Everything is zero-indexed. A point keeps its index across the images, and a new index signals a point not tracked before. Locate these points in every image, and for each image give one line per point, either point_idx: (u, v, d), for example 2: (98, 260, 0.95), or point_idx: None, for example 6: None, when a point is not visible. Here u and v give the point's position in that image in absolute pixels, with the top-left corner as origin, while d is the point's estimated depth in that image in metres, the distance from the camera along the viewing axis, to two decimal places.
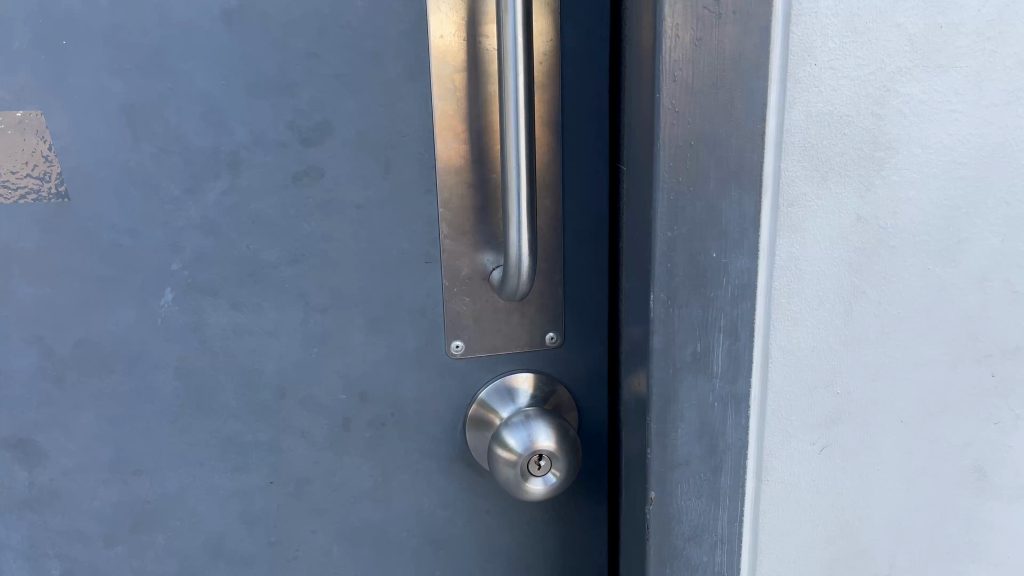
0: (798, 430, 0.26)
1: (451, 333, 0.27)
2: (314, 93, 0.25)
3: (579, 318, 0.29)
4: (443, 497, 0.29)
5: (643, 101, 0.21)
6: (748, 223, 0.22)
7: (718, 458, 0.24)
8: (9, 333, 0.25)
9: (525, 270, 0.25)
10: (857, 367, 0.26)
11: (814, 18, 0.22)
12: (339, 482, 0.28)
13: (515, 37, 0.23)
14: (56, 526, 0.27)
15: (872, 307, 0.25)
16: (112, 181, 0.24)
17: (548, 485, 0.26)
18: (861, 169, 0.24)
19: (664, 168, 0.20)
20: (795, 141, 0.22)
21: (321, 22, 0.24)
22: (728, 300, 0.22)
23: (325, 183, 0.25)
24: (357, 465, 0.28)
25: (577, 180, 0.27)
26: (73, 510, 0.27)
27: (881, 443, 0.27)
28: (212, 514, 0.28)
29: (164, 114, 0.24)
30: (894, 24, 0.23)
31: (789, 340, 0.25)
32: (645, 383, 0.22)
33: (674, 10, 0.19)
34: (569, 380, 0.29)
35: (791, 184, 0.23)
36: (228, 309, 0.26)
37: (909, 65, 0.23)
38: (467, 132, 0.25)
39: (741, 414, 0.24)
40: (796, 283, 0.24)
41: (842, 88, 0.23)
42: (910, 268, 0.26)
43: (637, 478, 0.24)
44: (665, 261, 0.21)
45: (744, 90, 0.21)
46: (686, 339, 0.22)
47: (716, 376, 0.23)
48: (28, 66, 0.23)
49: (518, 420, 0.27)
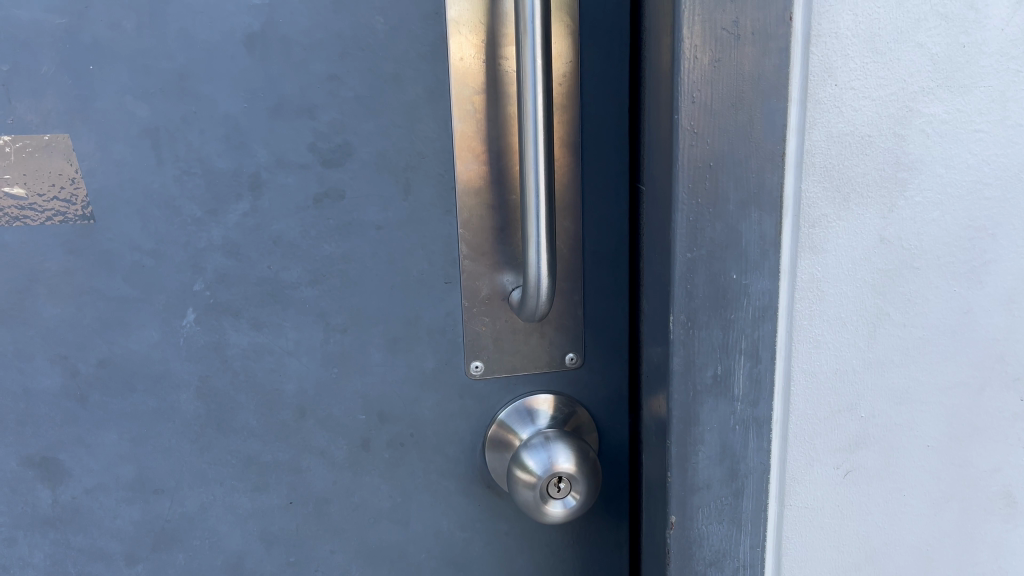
0: (823, 454, 0.25)
1: (470, 354, 0.27)
2: (335, 115, 0.25)
3: (598, 339, 0.28)
4: (462, 518, 0.29)
5: (662, 122, 0.21)
6: (769, 245, 0.22)
7: (739, 482, 0.23)
8: (34, 353, 0.26)
9: (544, 290, 0.24)
10: (881, 390, 0.26)
11: (835, 38, 0.22)
12: (358, 503, 0.28)
13: (534, 59, 0.23)
14: (78, 544, 0.28)
15: (896, 329, 0.25)
16: (136, 203, 0.25)
17: (567, 508, 0.26)
18: (884, 189, 0.23)
19: (683, 189, 0.20)
20: (815, 161, 0.22)
21: (342, 44, 0.24)
22: (748, 322, 0.22)
23: (345, 204, 0.26)
24: (376, 486, 0.28)
25: (597, 200, 0.27)
26: (94, 529, 0.27)
27: (908, 468, 0.27)
28: (232, 533, 0.28)
29: (188, 136, 0.24)
30: (916, 43, 0.23)
31: (811, 363, 0.24)
32: (665, 405, 0.22)
33: (692, 32, 0.19)
34: (589, 401, 0.29)
35: (812, 205, 0.23)
36: (249, 329, 0.26)
37: (932, 84, 0.23)
38: (486, 153, 0.25)
39: (763, 437, 0.23)
40: (818, 305, 0.24)
41: (864, 109, 0.23)
42: (935, 289, 0.25)
43: (657, 502, 0.23)
44: (685, 282, 0.21)
45: (764, 111, 0.21)
46: (707, 362, 0.22)
47: (737, 399, 0.23)
48: (55, 90, 0.24)
49: (537, 441, 0.27)
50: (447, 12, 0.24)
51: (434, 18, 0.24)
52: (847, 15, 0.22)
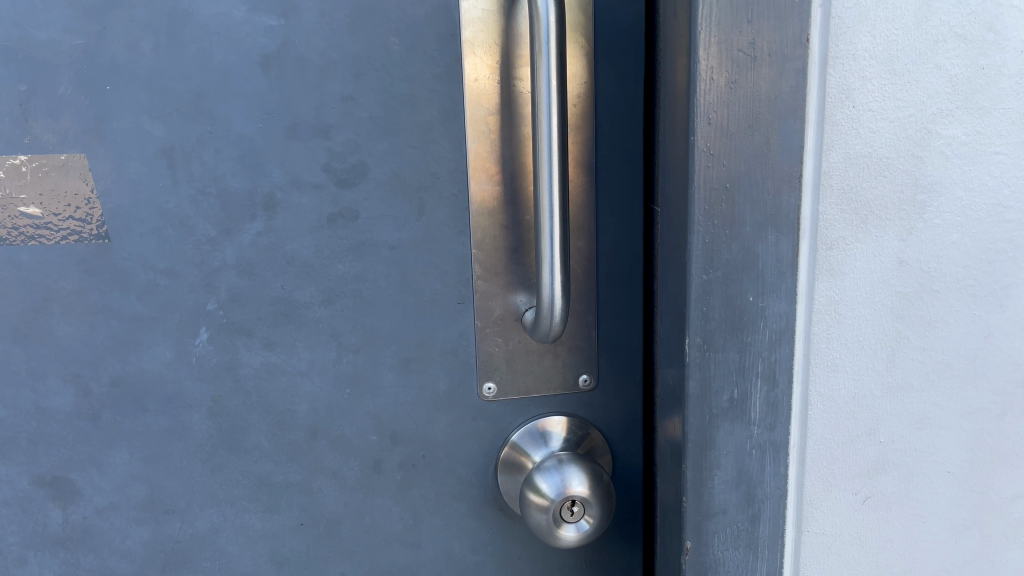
0: (841, 480, 0.25)
1: (483, 375, 0.27)
2: (350, 135, 0.25)
3: (612, 361, 0.28)
4: (474, 541, 0.29)
5: (678, 143, 0.21)
6: (785, 267, 0.21)
7: (757, 507, 0.23)
8: (47, 371, 0.26)
9: (558, 311, 0.24)
10: (900, 415, 0.25)
11: (852, 60, 0.22)
12: (369, 525, 0.28)
13: (549, 79, 0.23)
14: (88, 564, 0.27)
15: (916, 353, 0.25)
16: (151, 222, 0.25)
17: (581, 532, 0.26)
18: (902, 212, 0.23)
19: (699, 210, 0.20)
20: (833, 183, 0.22)
21: (358, 65, 0.24)
22: (765, 345, 0.22)
23: (359, 224, 0.25)
24: (388, 508, 0.28)
25: (611, 221, 0.27)
26: (104, 549, 0.27)
27: (927, 495, 0.26)
28: (242, 554, 0.28)
29: (203, 156, 0.24)
30: (935, 65, 0.23)
31: (828, 386, 0.24)
32: (680, 429, 0.22)
33: (708, 53, 0.19)
34: (603, 423, 0.29)
35: (829, 227, 0.22)
36: (262, 349, 0.26)
37: (951, 106, 0.23)
38: (500, 174, 0.25)
39: (780, 462, 0.23)
40: (835, 328, 0.23)
41: (882, 130, 0.22)
42: (954, 313, 0.25)
43: (673, 527, 0.23)
44: (701, 305, 0.21)
45: (781, 133, 0.20)
46: (723, 385, 0.22)
47: (753, 423, 0.22)
48: (73, 110, 0.24)
49: (550, 464, 0.27)
50: (462, 34, 0.24)
51: (450, 39, 0.24)
52: (864, 37, 0.22)
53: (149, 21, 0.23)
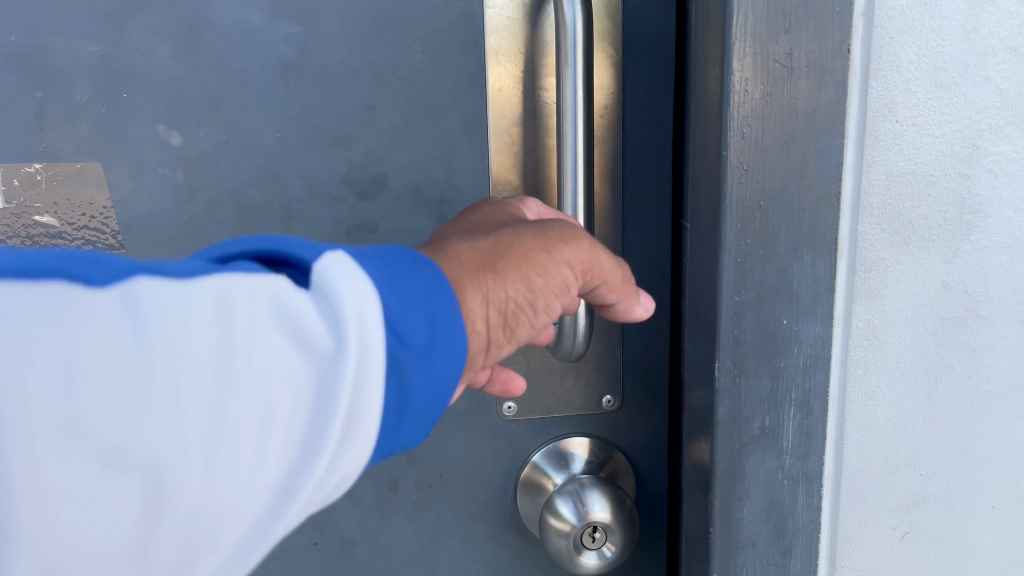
0: (878, 514, 0.24)
1: (503, 395, 0.26)
2: (371, 146, 0.24)
3: (636, 380, 0.27)
4: (490, 563, 0.28)
5: (709, 158, 0.20)
6: (822, 289, 0.20)
7: (788, 541, 0.22)
8: None
9: (581, 329, 0.23)
10: (943, 446, 0.24)
11: (896, 73, 0.21)
12: (384, 546, 0.27)
13: (577, 90, 0.22)
14: None
15: (960, 381, 0.24)
16: (168, 233, 0.24)
17: (601, 559, 0.25)
18: (947, 233, 0.22)
19: (730, 229, 0.19)
20: (872, 202, 0.21)
21: (380, 75, 0.24)
22: (800, 369, 0.21)
23: (377, 237, 0.25)
24: (404, 528, 0.27)
25: (636, 235, 0.26)
26: None
27: (971, 531, 0.25)
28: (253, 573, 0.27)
29: (221, 165, 0.24)
30: (984, 79, 0.21)
31: (866, 415, 0.23)
32: (708, 454, 0.21)
33: (743, 65, 0.18)
34: (626, 446, 0.28)
35: (868, 247, 0.21)
36: None
37: (1000, 121, 0.22)
38: (522, 187, 0.25)
39: (813, 493, 0.22)
40: (874, 355, 0.22)
41: (927, 147, 0.21)
42: (1003, 339, 0.24)
43: (697, 556, 0.22)
44: (732, 328, 0.20)
45: (818, 150, 0.19)
46: (755, 413, 0.20)
47: (786, 452, 0.21)
48: (89, 117, 0.23)
49: (571, 488, 0.26)
50: (486, 42, 0.24)
51: (474, 48, 0.24)
52: (909, 48, 0.21)
53: (168, 29, 0.23)
